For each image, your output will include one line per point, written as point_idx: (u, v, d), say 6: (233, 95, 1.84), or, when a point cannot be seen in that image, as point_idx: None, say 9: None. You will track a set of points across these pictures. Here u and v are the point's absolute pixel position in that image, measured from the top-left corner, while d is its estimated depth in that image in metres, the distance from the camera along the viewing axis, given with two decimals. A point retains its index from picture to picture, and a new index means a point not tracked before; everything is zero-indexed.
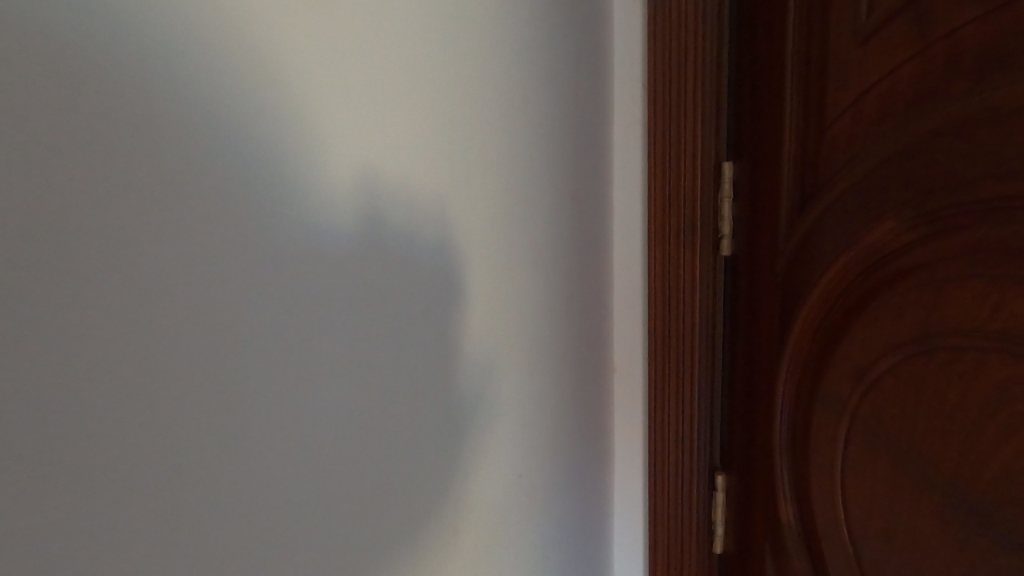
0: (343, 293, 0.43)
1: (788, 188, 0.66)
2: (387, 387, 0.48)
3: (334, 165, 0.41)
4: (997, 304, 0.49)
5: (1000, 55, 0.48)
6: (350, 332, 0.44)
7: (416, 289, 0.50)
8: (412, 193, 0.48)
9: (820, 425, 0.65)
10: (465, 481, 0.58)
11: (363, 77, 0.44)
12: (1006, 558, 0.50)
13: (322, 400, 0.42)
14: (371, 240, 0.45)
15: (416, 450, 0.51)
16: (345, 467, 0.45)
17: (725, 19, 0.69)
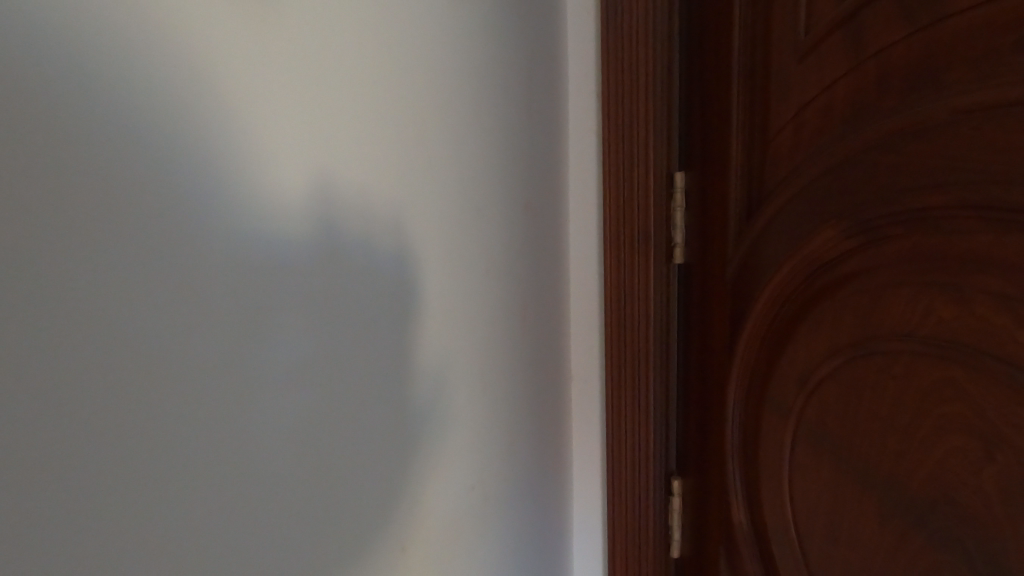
0: (290, 304, 0.42)
1: (736, 198, 0.68)
2: (337, 398, 0.47)
3: (285, 175, 0.40)
4: (926, 309, 0.51)
5: (923, 74, 0.50)
6: (302, 346, 0.43)
7: (368, 300, 0.49)
8: (361, 201, 0.48)
9: (769, 427, 0.66)
10: (419, 494, 0.57)
11: (315, 87, 0.43)
12: (937, 554, 0.52)
13: (272, 416, 0.41)
14: (322, 249, 0.44)
15: (371, 461, 0.51)
16: (297, 482, 0.44)
17: (674, 35, 0.71)
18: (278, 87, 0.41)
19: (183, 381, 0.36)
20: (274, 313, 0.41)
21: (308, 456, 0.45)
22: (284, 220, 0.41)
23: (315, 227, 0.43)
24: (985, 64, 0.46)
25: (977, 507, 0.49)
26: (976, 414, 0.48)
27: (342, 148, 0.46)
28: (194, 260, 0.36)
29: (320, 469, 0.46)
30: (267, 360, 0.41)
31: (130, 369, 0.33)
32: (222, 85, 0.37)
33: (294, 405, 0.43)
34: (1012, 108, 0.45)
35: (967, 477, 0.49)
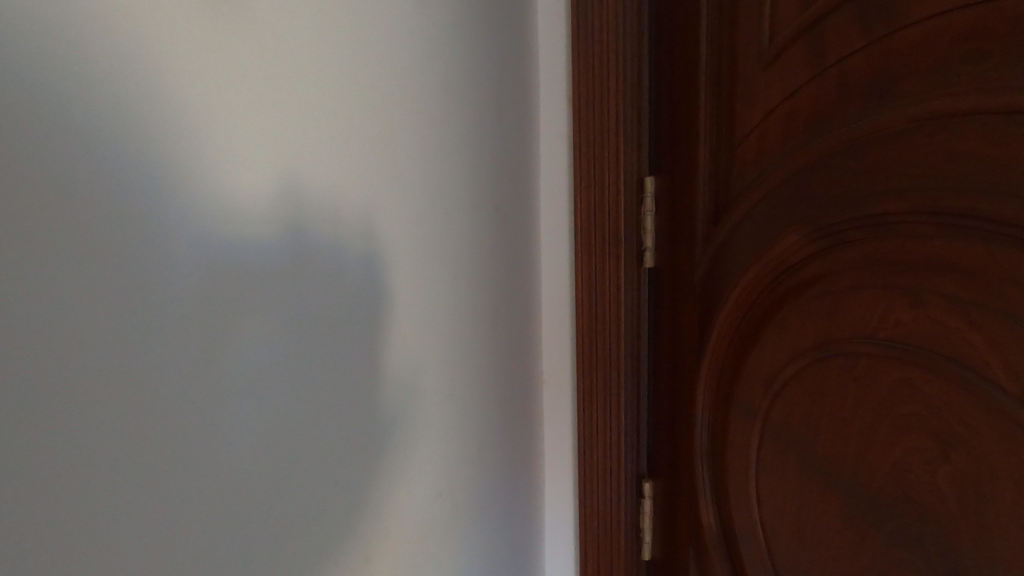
0: (254, 310, 0.41)
1: (704, 203, 0.69)
2: (301, 406, 0.45)
3: (249, 178, 0.39)
4: (885, 312, 0.51)
5: (882, 84, 0.51)
6: (269, 352, 0.42)
7: (336, 304, 0.48)
8: (330, 203, 0.46)
9: (737, 428, 0.67)
10: (388, 501, 0.56)
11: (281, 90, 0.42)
12: (896, 551, 0.52)
13: (239, 426, 0.40)
14: (291, 253, 0.43)
15: (339, 469, 0.50)
16: (262, 494, 0.42)
17: (644, 43, 0.71)
18: (243, 84, 0.39)
19: (156, 395, 0.35)
20: (238, 319, 0.39)
21: (272, 468, 0.43)
22: (251, 224, 0.40)
23: (284, 229, 0.42)
24: (938, 74, 0.47)
25: (932, 506, 0.49)
26: (932, 416, 0.49)
27: (308, 147, 0.44)
28: (160, 271, 0.34)
29: (285, 479, 0.44)
30: (232, 372, 0.39)
31: (111, 380, 0.32)
32: (190, 84, 0.36)
33: (258, 414, 0.42)
34: (962, 117, 0.45)
35: (923, 477, 0.50)
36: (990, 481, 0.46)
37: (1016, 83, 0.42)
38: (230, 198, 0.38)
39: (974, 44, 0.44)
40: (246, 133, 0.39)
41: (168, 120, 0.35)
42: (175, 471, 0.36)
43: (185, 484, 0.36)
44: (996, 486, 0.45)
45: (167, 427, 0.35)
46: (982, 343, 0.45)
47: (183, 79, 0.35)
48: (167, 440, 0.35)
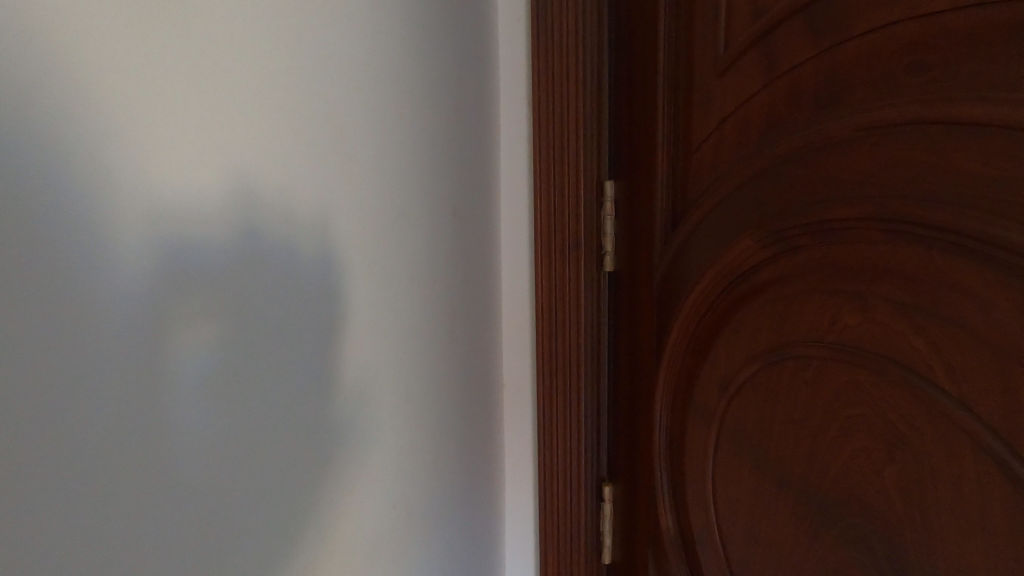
0: (197, 317, 0.37)
1: (662, 206, 0.69)
2: (247, 417, 0.42)
3: (213, 181, 0.38)
4: (834, 317, 0.52)
5: (828, 93, 0.51)
6: (228, 361, 0.40)
7: (284, 310, 0.45)
8: (281, 200, 0.44)
9: (694, 429, 0.68)
10: (338, 516, 0.53)
11: (239, 89, 0.40)
12: (846, 551, 0.53)
13: (207, 437, 0.39)
14: (253, 255, 0.42)
15: (296, 476, 0.48)
16: (223, 505, 0.41)
17: (604, 48, 0.72)
18: (183, 71, 0.36)
19: (145, 405, 0.34)
20: (187, 325, 0.37)
21: (218, 483, 0.40)
22: (214, 226, 0.38)
23: (237, 227, 0.40)
24: (883, 86, 0.47)
25: (880, 506, 0.50)
26: (879, 418, 0.49)
27: (255, 145, 0.42)
28: (127, 283, 0.33)
29: (245, 490, 0.43)
30: (177, 387, 0.36)
31: (115, 391, 0.32)
32: (136, 82, 0.33)
33: (214, 427, 0.39)
34: (906, 127, 0.45)
35: (872, 477, 0.50)
36: (934, 481, 0.46)
37: (954, 96, 0.42)
38: (171, 195, 0.35)
39: (916, 57, 0.45)
40: (187, 124, 0.36)
41: (129, 130, 0.33)
42: (145, 491, 0.34)
43: (151, 506, 0.35)
44: (938, 486, 0.46)
45: (135, 451, 0.34)
46: (925, 347, 0.46)
47: (146, 87, 0.33)
48: (135, 462, 0.34)
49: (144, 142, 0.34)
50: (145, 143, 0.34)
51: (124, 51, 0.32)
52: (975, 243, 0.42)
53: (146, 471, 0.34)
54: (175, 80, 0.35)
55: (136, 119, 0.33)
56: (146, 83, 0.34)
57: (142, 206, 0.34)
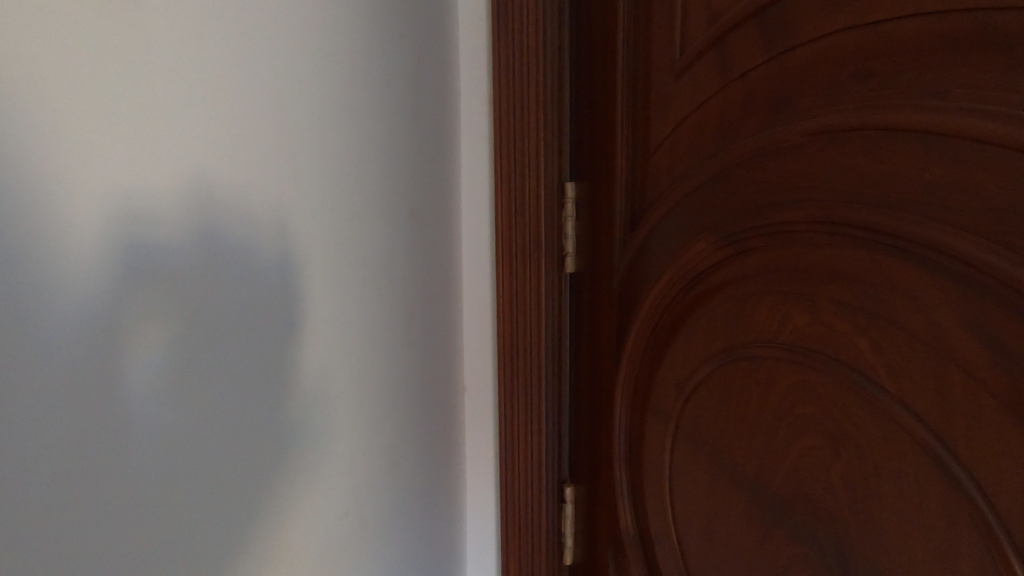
0: (148, 313, 0.41)
1: (622, 208, 0.70)
2: (198, 411, 0.45)
3: (155, 181, 0.41)
4: (784, 318, 0.53)
5: (778, 99, 0.52)
6: (176, 356, 0.43)
7: (233, 306, 0.47)
8: (238, 197, 0.47)
9: (652, 429, 0.69)
10: (284, 517, 0.53)
11: (170, 94, 0.41)
12: (795, 547, 0.54)
13: (160, 425, 0.42)
14: (197, 252, 0.44)
15: (235, 479, 0.48)
16: (168, 493, 0.43)
17: (565, 50, 0.71)
18: (121, 86, 0.38)
19: (106, 388, 0.38)
20: (136, 320, 0.40)
21: (175, 466, 0.43)
22: (153, 226, 0.41)
23: (195, 227, 0.43)
24: (832, 91, 0.47)
25: (827, 502, 0.51)
26: (825, 416, 0.51)
27: (184, 143, 0.42)
28: (87, 279, 0.37)
29: (188, 483, 0.44)
30: (131, 378, 0.40)
31: (82, 373, 0.37)
32: (84, 100, 0.36)
33: (161, 417, 0.42)
34: (849, 133, 0.46)
35: (817, 474, 0.52)
36: (875, 477, 0.48)
37: (896, 103, 0.43)
38: (122, 203, 0.39)
39: (863, 63, 0.45)
40: (124, 135, 0.39)
41: (72, 142, 0.36)
42: (103, 464, 0.38)
43: (108, 478, 0.39)
44: (880, 482, 0.47)
45: (91, 429, 0.38)
46: (868, 346, 0.47)
47: (97, 104, 0.37)
48: (95, 438, 0.38)
49: (92, 152, 0.37)
50: (96, 155, 0.37)
51: (64, 78, 0.35)
52: (914, 246, 0.43)
53: (108, 446, 0.39)
54: (107, 94, 0.38)
55: (87, 135, 0.37)
56: (100, 102, 0.37)
57: (95, 215, 0.37)
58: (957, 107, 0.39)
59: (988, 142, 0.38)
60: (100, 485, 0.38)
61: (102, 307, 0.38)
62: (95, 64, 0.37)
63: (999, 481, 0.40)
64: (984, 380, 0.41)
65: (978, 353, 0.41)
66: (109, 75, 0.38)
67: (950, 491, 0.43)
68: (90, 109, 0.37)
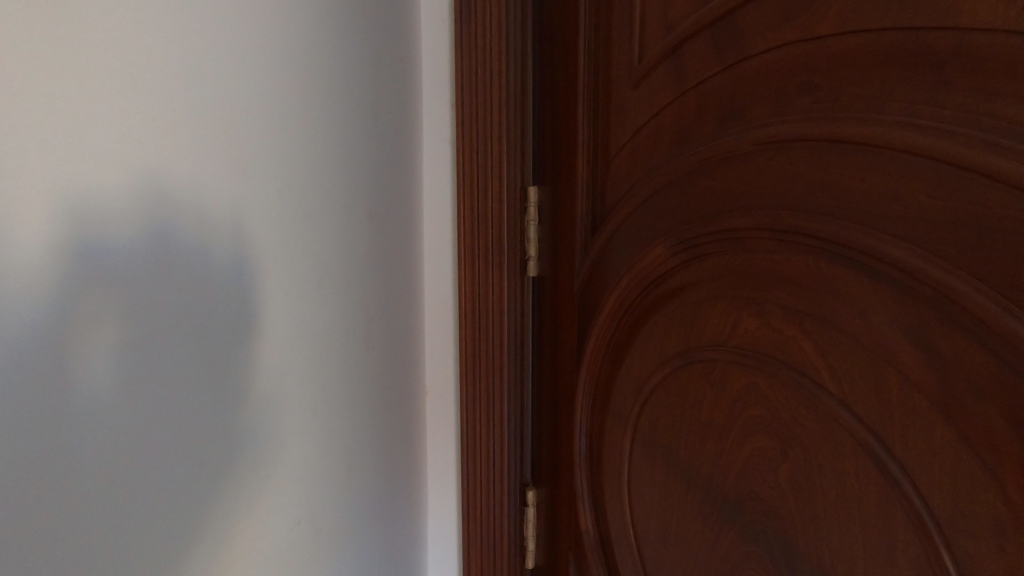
0: (99, 316, 0.40)
1: (583, 213, 0.70)
2: (149, 417, 0.44)
3: (102, 181, 0.39)
4: (736, 322, 0.54)
5: (730, 108, 0.53)
6: (126, 362, 0.42)
7: (185, 311, 0.46)
8: (191, 198, 0.46)
9: (612, 431, 0.70)
10: (235, 528, 0.52)
11: (120, 92, 0.40)
12: (746, 546, 0.56)
13: (112, 432, 0.41)
14: (148, 254, 0.43)
15: (187, 488, 0.47)
16: (118, 503, 0.42)
17: (527, 55, 0.72)
18: (69, 79, 0.37)
19: (57, 393, 0.37)
20: (86, 324, 0.39)
21: (125, 475, 0.42)
22: (98, 226, 0.39)
23: (145, 229, 0.42)
24: (780, 102, 0.49)
25: (775, 501, 0.53)
26: (774, 417, 0.52)
27: (134, 142, 0.41)
28: (38, 281, 0.36)
29: (138, 491, 0.43)
30: (82, 382, 0.39)
31: (34, 378, 0.36)
32: (30, 98, 0.35)
33: (113, 424, 0.41)
34: (796, 143, 0.48)
35: (767, 475, 0.53)
36: (819, 476, 0.49)
37: (838, 115, 0.44)
38: (73, 200, 0.38)
39: (808, 76, 0.47)
40: (72, 130, 0.37)
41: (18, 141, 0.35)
42: (52, 472, 0.37)
43: (57, 487, 0.38)
44: (824, 482, 0.49)
45: (40, 435, 0.36)
46: (813, 350, 0.48)
47: (44, 102, 0.36)
48: (45, 444, 0.37)
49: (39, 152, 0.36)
50: (43, 155, 0.36)
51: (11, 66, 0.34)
52: (854, 253, 0.44)
53: (57, 453, 0.37)
54: (56, 92, 0.36)
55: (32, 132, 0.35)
56: (47, 101, 0.36)
57: (44, 212, 0.36)
58: (894, 120, 0.41)
59: (920, 155, 0.40)
60: (47, 495, 0.37)
61: (54, 310, 0.37)
62: (42, 61, 0.35)
63: (933, 481, 0.42)
64: (918, 383, 0.42)
65: (913, 357, 0.42)
66: (55, 72, 0.36)
67: (888, 490, 0.45)
68: (35, 107, 0.35)
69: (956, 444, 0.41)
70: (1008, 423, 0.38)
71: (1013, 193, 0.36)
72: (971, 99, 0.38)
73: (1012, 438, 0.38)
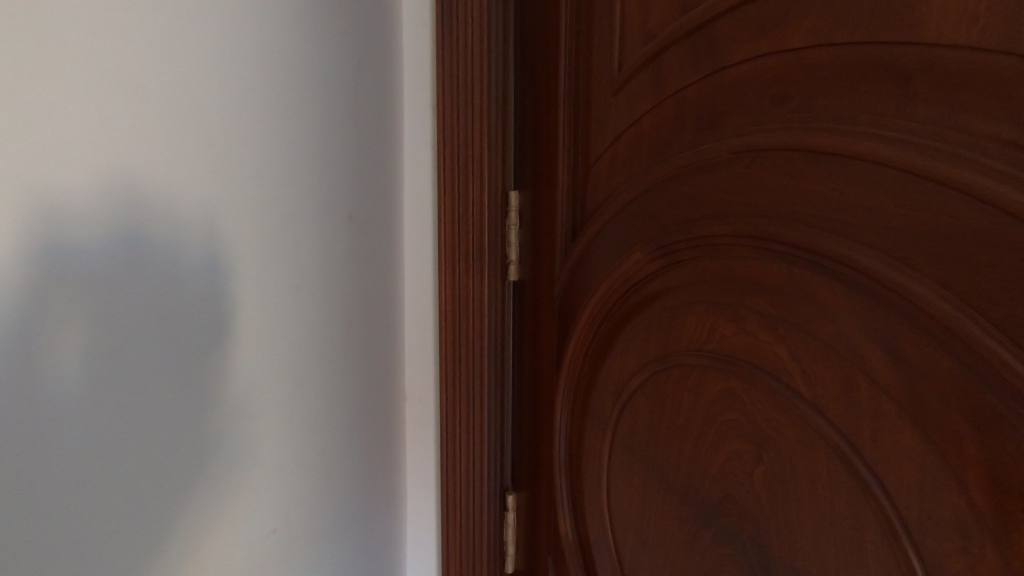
0: (67, 313, 0.39)
1: (563, 218, 0.71)
2: (121, 420, 0.43)
3: (69, 182, 0.39)
4: (712, 327, 0.55)
5: (707, 117, 0.54)
6: (95, 364, 0.41)
7: (158, 312, 0.45)
8: (162, 198, 0.45)
9: (591, 435, 0.70)
10: (205, 534, 0.51)
11: (89, 94, 0.40)
12: (722, 547, 0.56)
13: (81, 433, 0.41)
14: (121, 254, 0.42)
15: (158, 491, 0.46)
16: (87, 504, 0.41)
17: (509, 60, 0.72)
18: (31, 75, 0.37)
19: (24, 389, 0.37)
20: (53, 323, 0.39)
21: (96, 476, 0.42)
22: (64, 224, 0.39)
23: (115, 229, 0.42)
24: (755, 112, 0.50)
25: (750, 503, 0.54)
26: (749, 421, 0.53)
27: (104, 143, 0.41)
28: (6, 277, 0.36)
29: (109, 493, 0.43)
30: (51, 375, 0.39)
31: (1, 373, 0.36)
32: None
33: (82, 425, 0.41)
34: (771, 153, 0.48)
35: (742, 478, 0.54)
36: (793, 478, 0.50)
37: (810, 125, 0.45)
38: (38, 196, 0.37)
39: (782, 87, 0.48)
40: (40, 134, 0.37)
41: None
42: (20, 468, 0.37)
43: (26, 482, 0.38)
44: (797, 484, 0.50)
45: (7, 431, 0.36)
46: (786, 356, 0.49)
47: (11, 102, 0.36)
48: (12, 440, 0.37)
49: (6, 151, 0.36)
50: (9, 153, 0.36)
51: None
52: (826, 261, 0.45)
53: (25, 449, 0.37)
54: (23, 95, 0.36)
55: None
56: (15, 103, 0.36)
57: (11, 206, 0.36)
58: (864, 132, 0.42)
59: (888, 165, 0.41)
60: (14, 492, 0.37)
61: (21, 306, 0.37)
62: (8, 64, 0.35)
63: (900, 482, 0.43)
64: (887, 388, 0.43)
65: (882, 362, 0.43)
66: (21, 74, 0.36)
67: (858, 491, 0.46)
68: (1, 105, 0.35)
69: (920, 446, 0.42)
70: (969, 426, 0.39)
71: (975, 203, 0.37)
72: (936, 113, 0.39)
73: (974, 440, 0.39)
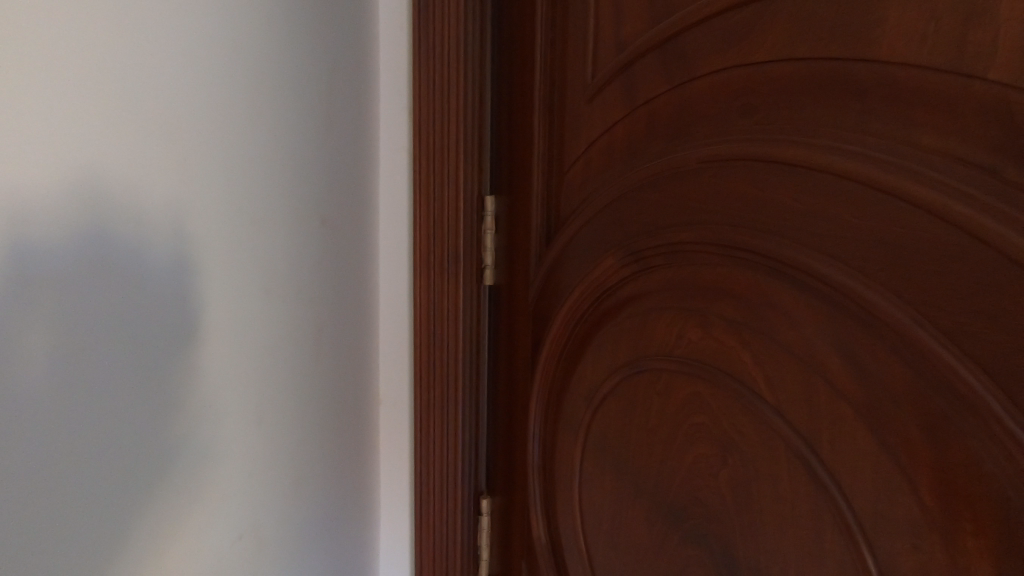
0: (30, 313, 0.39)
1: (538, 224, 0.71)
2: (84, 421, 0.42)
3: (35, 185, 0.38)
4: (681, 332, 0.56)
5: (677, 126, 0.55)
6: (59, 366, 0.41)
7: (124, 313, 0.45)
8: (129, 197, 0.44)
9: (564, 439, 0.71)
10: (167, 539, 0.50)
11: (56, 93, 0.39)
12: (689, 548, 0.57)
13: (42, 435, 0.40)
14: (85, 253, 0.42)
15: (119, 495, 0.45)
16: (46, 506, 0.40)
17: (486, 65, 0.72)
18: None
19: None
20: (17, 326, 0.38)
21: (56, 479, 0.41)
22: (31, 226, 0.38)
23: (80, 229, 0.41)
24: (723, 123, 0.51)
25: (716, 505, 0.55)
26: (716, 424, 0.54)
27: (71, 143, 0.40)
28: None
29: (69, 496, 0.42)
30: (15, 377, 0.38)
31: None
32: None
33: (43, 428, 0.40)
34: (737, 163, 0.50)
35: (708, 480, 0.55)
36: (757, 480, 0.51)
37: (774, 137, 0.46)
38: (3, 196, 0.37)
39: (748, 99, 0.49)
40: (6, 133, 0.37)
41: None
42: None
43: None
44: (761, 486, 0.51)
45: None
46: (751, 361, 0.51)
47: None
48: None
49: None
50: None
51: None
52: (788, 269, 0.46)
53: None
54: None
55: None
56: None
57: None
58: (824, 145, 0.43)
59: (845, 177, 0.42)
60: None
61: None
62: None
63: (856, 483, 0.45)
64: (845, 392, 0.44)
65: (840, 367, 0.44)
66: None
67: (817, 492, 0.47)
68: None
69: (875, 449, 0.43)
70: (920, 428, 0.40)
71: (925, 216, 0.39)
72: (890, 127, 0.40)
73: (924, 441, 0.40)
